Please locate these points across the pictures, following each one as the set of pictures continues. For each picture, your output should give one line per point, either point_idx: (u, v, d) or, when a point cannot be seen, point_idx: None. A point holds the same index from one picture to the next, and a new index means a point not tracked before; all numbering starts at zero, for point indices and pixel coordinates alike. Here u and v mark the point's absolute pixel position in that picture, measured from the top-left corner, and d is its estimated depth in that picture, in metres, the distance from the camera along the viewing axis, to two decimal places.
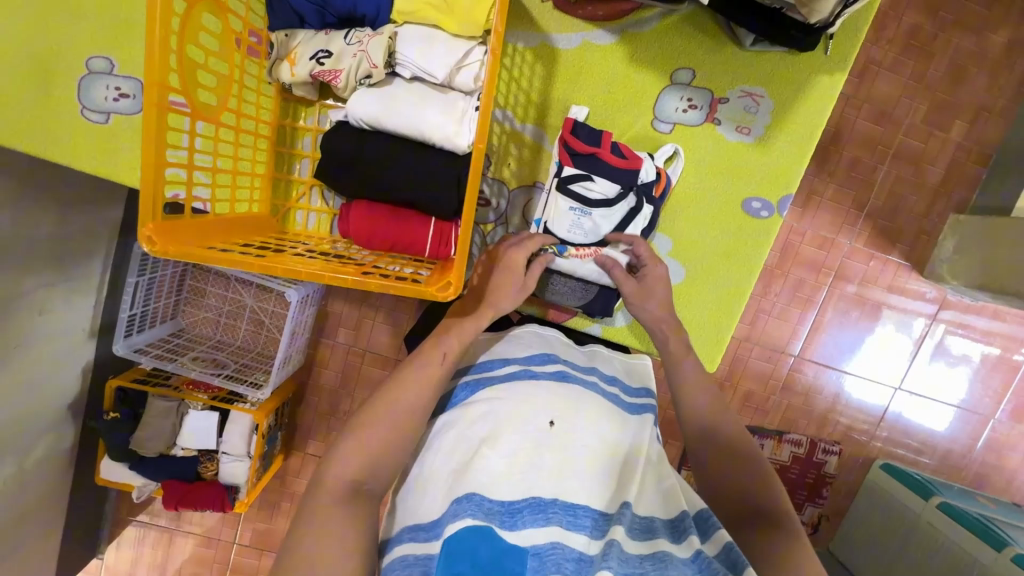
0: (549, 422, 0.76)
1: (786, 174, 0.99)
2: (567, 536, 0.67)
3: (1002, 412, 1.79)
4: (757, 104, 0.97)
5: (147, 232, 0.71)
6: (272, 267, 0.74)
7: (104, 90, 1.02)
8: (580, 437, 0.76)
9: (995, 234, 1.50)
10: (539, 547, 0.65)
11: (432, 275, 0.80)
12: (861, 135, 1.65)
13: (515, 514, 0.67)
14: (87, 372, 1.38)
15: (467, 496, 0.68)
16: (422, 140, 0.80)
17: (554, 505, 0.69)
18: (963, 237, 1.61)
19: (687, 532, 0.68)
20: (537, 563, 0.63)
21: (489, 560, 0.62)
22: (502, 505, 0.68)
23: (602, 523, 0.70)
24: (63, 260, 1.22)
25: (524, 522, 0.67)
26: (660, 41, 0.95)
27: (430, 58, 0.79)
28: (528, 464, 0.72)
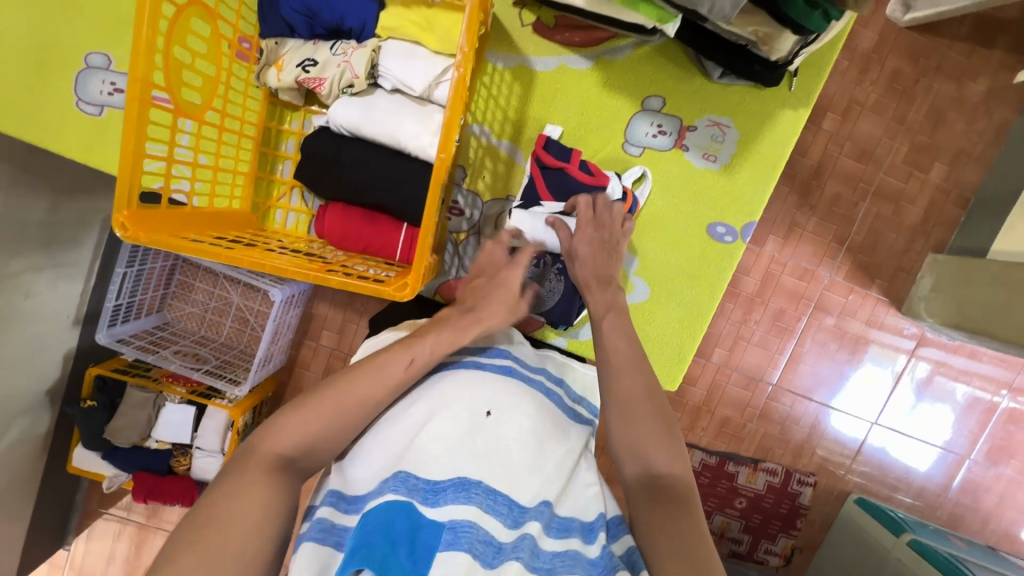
0: (486, 411, 0.78)
1: (751, 199, 1.02)
2: (483, 518, 0.68)
3: (978, 453, 1.79)
4: (723, 133, 1.00)
5: (121, 218, 0.76)
6: (239, 259, 0.77)
7: (102, 84, 1.03)
8: (518, 430, 0.77)
9: (969, 275, 1.54)
10: (455, 522, 0.67)
11: (395, 278, 0.82)
12: (843, 172, 1.69)
13: (437, 493, 0.70)
14: (68, 358, 1.40)
15: (398, 474, 0.71)
16: (398, 148, 0.83)
17: (477, 487, 0.71)
18: (940, 275, 1.64)
19: (598, 531, 0.74)
20: (450, 538, 0.66)
21: (404, 534, 0.65)
22: (426, 483, 0.70)
23: (518, 514, 0.71)
24: (52, 247, 1.24)
25: (445, 499, 0.69)
26: (633, 70, 1.00)
27: (410, 72, 0.82)
28: (458, 447, 0.73)
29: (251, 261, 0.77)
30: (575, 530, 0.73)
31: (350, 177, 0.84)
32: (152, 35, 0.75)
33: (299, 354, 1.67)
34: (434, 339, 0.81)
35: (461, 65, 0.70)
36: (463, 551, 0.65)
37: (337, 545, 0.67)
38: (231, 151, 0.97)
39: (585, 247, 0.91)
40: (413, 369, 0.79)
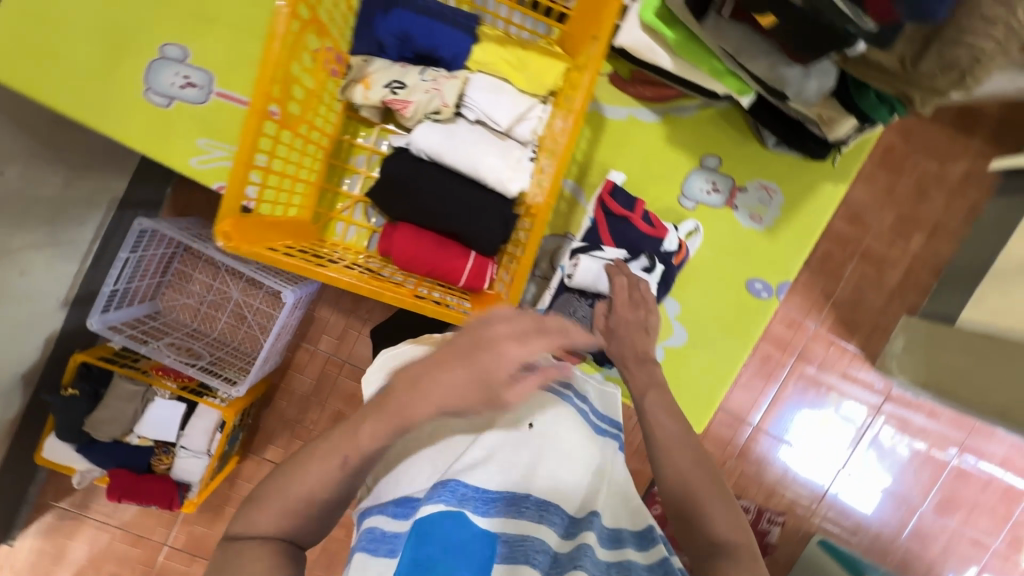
0: (528, 422, 0.75)
1: (788, 257, 0.95)
2: (538, 530, 0.68)
3: (929, 504, 1.92)
4: (771, 197, 0.94)
5: (224, 226, 0.68)
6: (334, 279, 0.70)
7: (176, 76, 0.89)
8: (563, 441, 0.76)
9: (935, 340, 1.68)
10: (509, 535, 0.66)
11: (474, 309, 0.74)
12: (835, 233, 1.82)
13: (490, 499, 0.67)
14: (51, 341, 1.31)
15: (445, 481, 0.66)
16: (473, 177, 0.75)
17: (529, 501, 0.70)
18: (911, 336, 1.77)
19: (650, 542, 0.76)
20: (506, 551, 0.65)
21: (459, 543, 0.62)
22: (476, 490, 0.66)
23: (572, 527, 0.73)
24: (55, 224, 1.17)
25: (498, 512, 0.67)
26: (701, 129, 0.94)
27: (499, 106, 0.75)
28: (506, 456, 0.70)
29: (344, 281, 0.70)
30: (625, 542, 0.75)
31: None
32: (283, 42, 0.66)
33: (295, 357, 1.62)
34: (373, 429, 0.62)
35: (579, 114, 0.67)
36: (523, 564, 0.65)
37: (389, 554, 0.65)
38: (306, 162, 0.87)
39: (621, 323, 0.82)
40: (350, 468, 0.64)
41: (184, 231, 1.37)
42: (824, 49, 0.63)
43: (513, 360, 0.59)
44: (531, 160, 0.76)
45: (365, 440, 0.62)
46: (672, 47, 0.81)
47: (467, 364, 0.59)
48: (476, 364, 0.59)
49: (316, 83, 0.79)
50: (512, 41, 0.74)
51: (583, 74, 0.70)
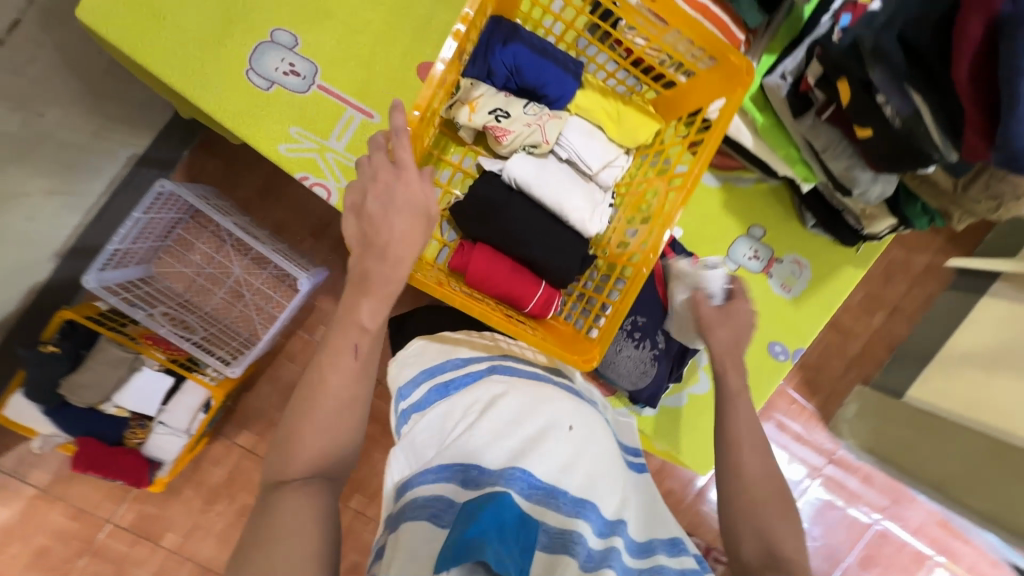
0: (569, 426, 0.77)
1: (808, 326, 0.99)
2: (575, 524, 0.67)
3: (852, 560, 2.07)
4: (801, 270, 0.98)
5: None
6: (452, 297, 0.72)
7: (282, 62, 0.74)
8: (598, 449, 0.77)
9: (884, 410, 1.86)
10: (550, 528, 0.66)
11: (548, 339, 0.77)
12: None
13: (533, 487, 0.68)
14: (34, 292, 1.21)
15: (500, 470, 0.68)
16: (556, 213, 0.79)
17: (567, 497, 0.70)
18: (863, 403, 1.95)
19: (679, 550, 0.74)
20: (545, 540, 0.65)
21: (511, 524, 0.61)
22: (524, 474, 0.68)
23: (606, 529, 0.71)
24: (69, 169, 1.08)
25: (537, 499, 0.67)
26: (754, 198, 0.97)
27: (591, 151, 0.79)
28: (549, 452, 0.71)
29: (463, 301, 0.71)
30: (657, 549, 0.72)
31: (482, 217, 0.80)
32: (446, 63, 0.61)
33: (287, 344, 1.56)
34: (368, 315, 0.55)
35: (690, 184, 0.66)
36: (565, 557, 0.63)
37: (433, 518, 0.63)
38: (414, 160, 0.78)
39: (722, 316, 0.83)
40: (366, 355, 0.56)
41: (202, 200, 1.33)
42: (906, 162, 0.75)
43: (422, 201, 0.54)
44: (609, 206, 0.81)
45: (369, 319, 0.54)
46: (757, 129, 0.88)
47: (394, 207, 0.53)
48: (403, 197, 0.53)
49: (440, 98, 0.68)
50: (614, 95, 0.79)
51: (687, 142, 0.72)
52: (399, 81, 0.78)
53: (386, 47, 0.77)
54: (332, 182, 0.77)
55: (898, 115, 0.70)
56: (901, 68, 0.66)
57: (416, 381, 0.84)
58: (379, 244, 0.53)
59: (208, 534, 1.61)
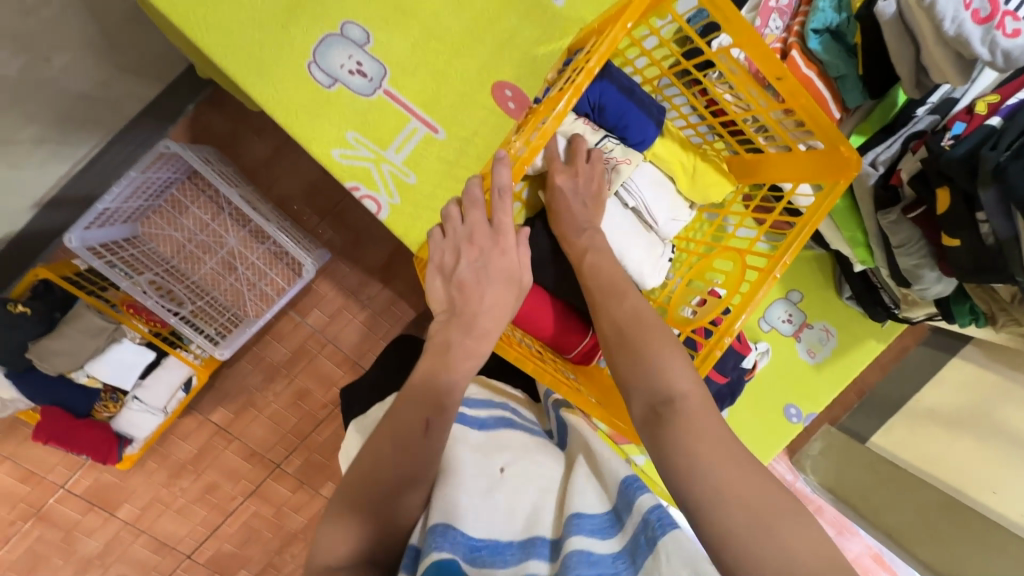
0: (500, 467, 0.62)
1: (824, 392, 0.99)
2: (528, 567, 0.51)
3: None
4: (827, 338, 0.98)
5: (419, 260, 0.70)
6: (523, 359, 0.67)
7: (349, 60, 0.68)
8: (529, 478, 0.63)
9: (846, 450, 1.78)
10: None
11: (592, 394, 0.74)
12: None
13: (475, 548, 0.51)
14: (7, 241, 1.10)
15: (433, 529, 0.50)
16: (613, 260, 0.76)
17: (511, 546, 0.53)
18: (829, 442, 1.86)
19: (632, 497, 0.56)
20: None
21: None
22: (465, 537, 0.51)
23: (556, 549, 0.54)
24: (59, 113, 0.98)
25: (484, 561, 0.50)
26: (797, 265, 0.96)
27: (660, 204, 0.76)
28: (478, 499, 0.56)
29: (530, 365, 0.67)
30: (624, 512, 0.56)
31: (548, 253, 0.73)
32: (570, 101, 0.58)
33: (276, 323, 1.45)
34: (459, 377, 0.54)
35: (775, 265, 0.63)
36: None
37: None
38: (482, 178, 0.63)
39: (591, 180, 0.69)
40: (434, 432, 0.52)
41: (207, 165, 1.20)
42: (989, 272, 0.71)
43: (501, 267, 0.57)
44: (668, 259, 0.78)
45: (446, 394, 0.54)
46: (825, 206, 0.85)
47: (488, 276, 0.56)
48: (496, 265, 0.56)
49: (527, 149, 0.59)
50: (693, 148, 0.77)
51: (773, 220, 0.68)
52: (473, 99, 0.72)
53: (464, 60, 0.72)
54: (384, 197, 0.71)
55: (995, 235, 0.66)
56: (1017, 194, 0.61)
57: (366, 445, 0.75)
58: (468, 314, 0.56)
59: (169, 509, 1.49)
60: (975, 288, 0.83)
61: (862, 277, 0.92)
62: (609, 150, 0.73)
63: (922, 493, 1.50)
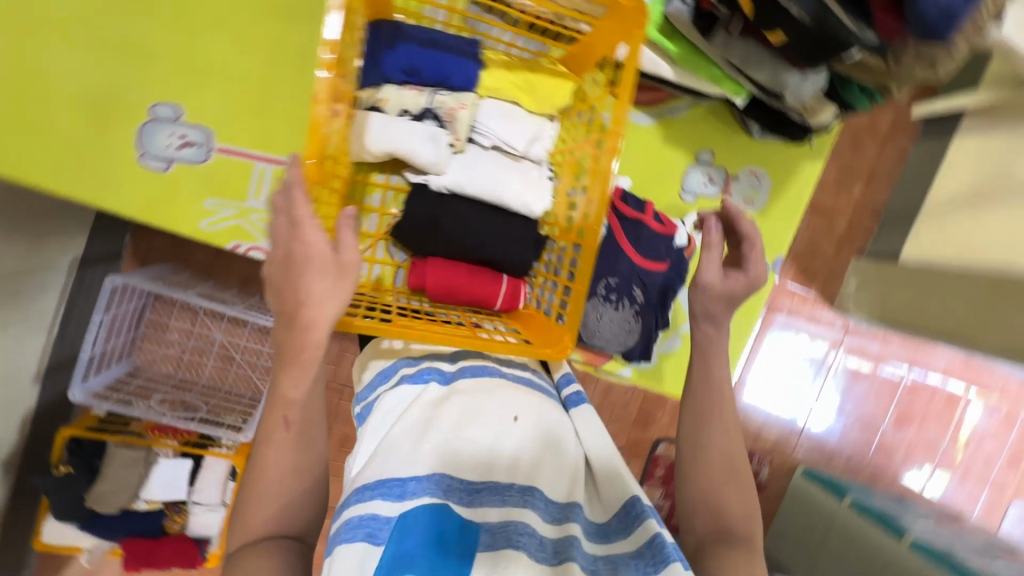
0: (513, 418, 0.70)
1: (780, 234, 0.97)
2: (521, 514, 0.60)
3: (888, 419, 1.88)
4: (760, 182, 0.95)
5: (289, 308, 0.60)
6: (416, 335, 0.66)
7: (173, 137, 0.70)
8: (546, 436, 0.70)
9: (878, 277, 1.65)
10: (490, 524, 0.60)
11: (524, 333, 0.74)
12: None
13: (468, 491, 0.62)
14: (29, 419, 1.21)
15: (430, 475, 0.61)
16: (497, 205, 0.76)
17: (511, 488, 0.62)
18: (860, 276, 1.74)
19: (637, 516, 0.64)
20: (489, 540, 0.58)
21: (449, 533, 0.58)
22: (462, 482, 0.62)
23: (556, 510, 0.63)
24: (15, 297, 1.07)
25: (484, 503, 0.61)
26: (694, 127, 0.91)
27: (512, 132, 0.76)
28: (485, 451, 0.65)
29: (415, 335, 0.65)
30: (618, 535, 0.64)
31: (435, 226, 0.75)
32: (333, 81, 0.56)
33: None
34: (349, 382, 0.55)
35: (614, 133, 0.63)
36: (507, 550, 0.57)
37: (371, 537, 0.56)
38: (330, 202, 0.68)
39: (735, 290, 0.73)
40: (298, 424, 0.56)
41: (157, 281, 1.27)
42: (829, 52, 0.65)
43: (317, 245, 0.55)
44: (548, 178, 0.78)
45: (294, 391, 0.55)
46: (673, 59, 0.80)
47: (301, 270, 0.54)
48: (303, 256, 0.54)
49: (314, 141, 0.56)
50: (518, 65, 0.76)
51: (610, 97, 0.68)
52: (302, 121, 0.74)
53: (275, 89, 0.72)
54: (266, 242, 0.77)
55: (803, 15, 0.62)
56: None
57: (374, 385, 0.79)
58: (292, 310, 0.54)
59: None
60: (852, 68, 0.76)
61: (757, 105, 0.87)
62: (441, 103, 0.73)
63: (965, 292, 1.32)
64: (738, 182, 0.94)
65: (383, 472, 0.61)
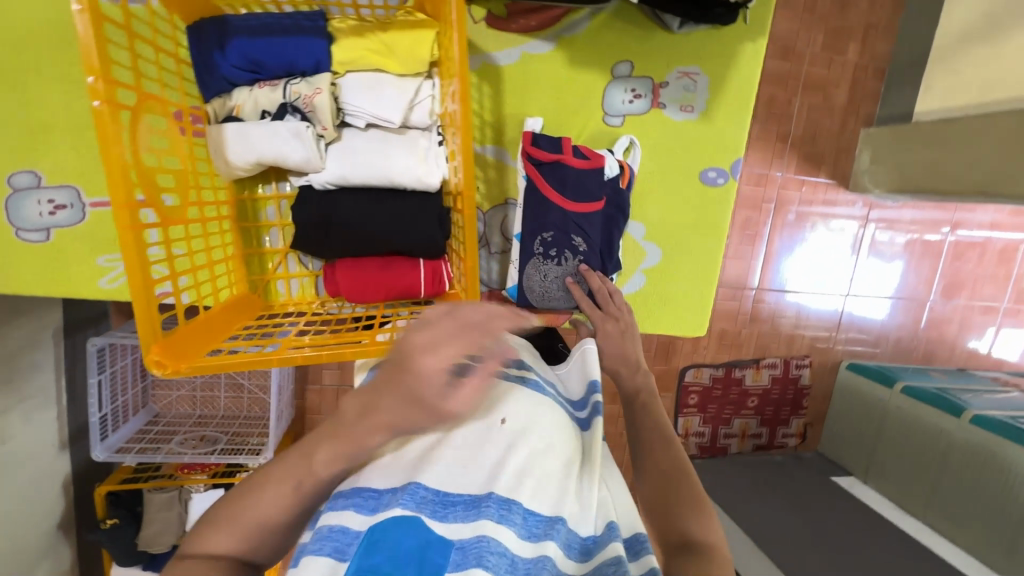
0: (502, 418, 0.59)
1: (733, 133, 0.85)
2: (495, 531, 0.49)
3: (936, 292, 1.67)
4: (695, 81, 0.82)
5: (153, 355, 0.50)
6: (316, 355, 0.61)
7: (42, 204, 0.68)
8: (541, 441, 0.58)
9: (899, 141, 1.39)
10: (464, 541, 0.48)
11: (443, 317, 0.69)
12: (780, 41, 1.43)
13: (447, 505, 0.51)
14: (68, 485, 1.29)
15: (402, 486, 0.51)
16: (391, 187, 0.70)
17: (489, 500, 0.51)
18: (878, 146, 1.46)
19: (613, 536, 0.52)
20: (458, 559, 0.47)
21: (412, 552, 0.46)
22: (437, 493, 0.51)
23: (536, 527, 0.52)
24: (9, 383, 1.11)
25: (457, 517, 0.50)
26: (603, 38, 0.79)
27: (382, 102, 0.67)
28: (469, 461, 0.55)
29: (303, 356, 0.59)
30: (594, 551, 0.52)
31: (336, 226, 0.69)
32: (114, 88, 0.47)
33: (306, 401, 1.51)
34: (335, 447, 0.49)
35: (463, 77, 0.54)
36: (474, 569, 0.45)
37: (337, 552, 0.46)
38: (221, 241, 0.71)
39: (605, 338, 0.76)
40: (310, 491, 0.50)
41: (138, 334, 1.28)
42: None
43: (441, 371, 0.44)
44: (440, 143, 0.70)
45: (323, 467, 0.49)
46: None
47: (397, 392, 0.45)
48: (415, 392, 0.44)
49: (113, 147, 0.46)
50: (369, 27, 0.66)
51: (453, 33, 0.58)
52: None
53: None
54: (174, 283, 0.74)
55: None
56: None
57: None
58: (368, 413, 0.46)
59: None
60: None
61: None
62: (296, 92, 0.65)
63: (995, 129, 1.11)
64: (670, 88, 0.82)
65: (350, 489, 0.52)
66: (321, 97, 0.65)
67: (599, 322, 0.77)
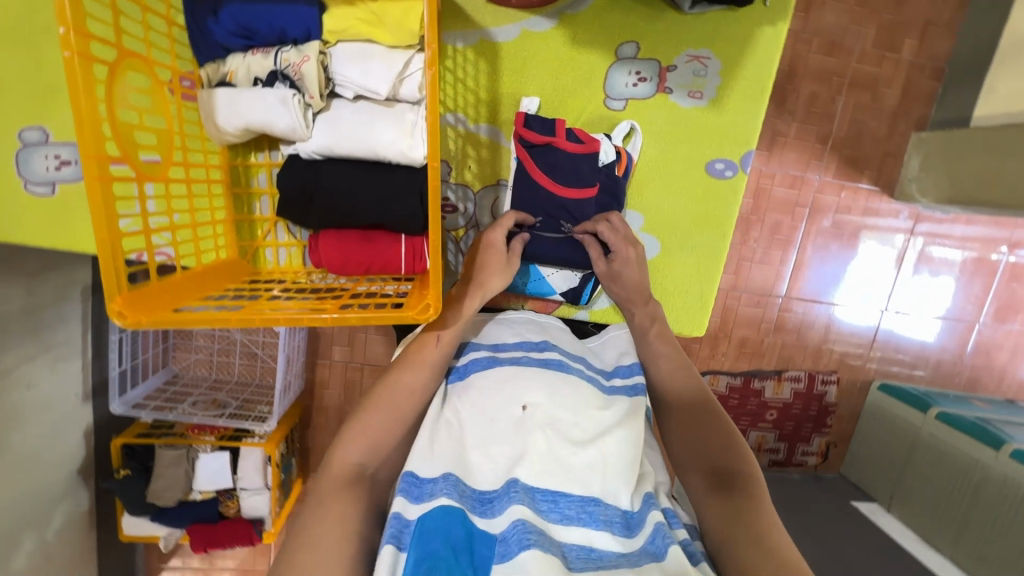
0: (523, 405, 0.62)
1: (745, 123, 0.80)
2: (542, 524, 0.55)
3: (986, 315, 1.53)
4: (705, 65, 0.77)
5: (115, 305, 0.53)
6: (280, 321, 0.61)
7: (49, 159, 0.72)
8: (562, 421, 0.62)
9: (953, 146, 1.27)
10: (505, 531, 0.53)
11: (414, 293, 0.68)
12: (826, 34, 1.32)
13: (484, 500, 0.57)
14: (89, 434, 1.37)
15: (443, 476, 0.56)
16: (376, 160, 0.69)
17: (519, 485, 0.57)
18: (930, 153, 1.34)
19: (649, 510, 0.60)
20: (503, 550, 0.51)
21: (462, 540, 0.52)
22: (474, 490, 0.57)
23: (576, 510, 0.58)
24: (38, 333, 1.19)
25: (498, 510, 0.55)
26: (608, 16, 0.75)
27: (369, 73, 0.66)
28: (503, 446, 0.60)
29: (261, 317, 0.57)
30: (635, 529, 0.58)
31: (321, 196, 0.69)
32: (87, 40, 0.49)
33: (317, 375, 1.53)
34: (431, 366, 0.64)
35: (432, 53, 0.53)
36: (523, 556, 0.50)
37: (395, 540, 0.51)
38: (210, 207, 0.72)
39: (625, 264, 0.76)
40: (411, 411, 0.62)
41: None
42: None
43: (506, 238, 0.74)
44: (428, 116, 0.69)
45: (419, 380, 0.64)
46: None
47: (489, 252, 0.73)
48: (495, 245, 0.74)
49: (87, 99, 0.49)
50: None
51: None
52: None
53: None
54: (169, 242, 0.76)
55: None
56: None
57: None
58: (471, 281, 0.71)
59: None
60: None
61: None
62: (285, 59, 0.65)
63: None
64: (678, 71, 0.78)
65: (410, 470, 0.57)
66: (308, 64, 0.65)
67: (622, 247, 0.76)
